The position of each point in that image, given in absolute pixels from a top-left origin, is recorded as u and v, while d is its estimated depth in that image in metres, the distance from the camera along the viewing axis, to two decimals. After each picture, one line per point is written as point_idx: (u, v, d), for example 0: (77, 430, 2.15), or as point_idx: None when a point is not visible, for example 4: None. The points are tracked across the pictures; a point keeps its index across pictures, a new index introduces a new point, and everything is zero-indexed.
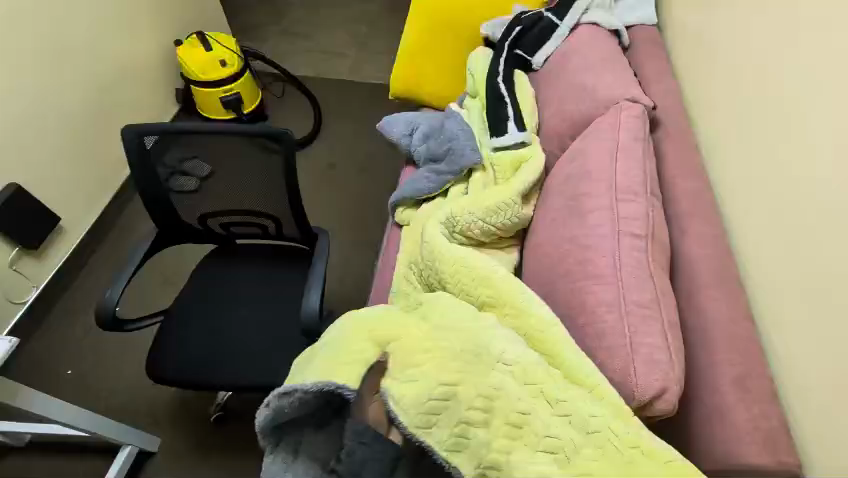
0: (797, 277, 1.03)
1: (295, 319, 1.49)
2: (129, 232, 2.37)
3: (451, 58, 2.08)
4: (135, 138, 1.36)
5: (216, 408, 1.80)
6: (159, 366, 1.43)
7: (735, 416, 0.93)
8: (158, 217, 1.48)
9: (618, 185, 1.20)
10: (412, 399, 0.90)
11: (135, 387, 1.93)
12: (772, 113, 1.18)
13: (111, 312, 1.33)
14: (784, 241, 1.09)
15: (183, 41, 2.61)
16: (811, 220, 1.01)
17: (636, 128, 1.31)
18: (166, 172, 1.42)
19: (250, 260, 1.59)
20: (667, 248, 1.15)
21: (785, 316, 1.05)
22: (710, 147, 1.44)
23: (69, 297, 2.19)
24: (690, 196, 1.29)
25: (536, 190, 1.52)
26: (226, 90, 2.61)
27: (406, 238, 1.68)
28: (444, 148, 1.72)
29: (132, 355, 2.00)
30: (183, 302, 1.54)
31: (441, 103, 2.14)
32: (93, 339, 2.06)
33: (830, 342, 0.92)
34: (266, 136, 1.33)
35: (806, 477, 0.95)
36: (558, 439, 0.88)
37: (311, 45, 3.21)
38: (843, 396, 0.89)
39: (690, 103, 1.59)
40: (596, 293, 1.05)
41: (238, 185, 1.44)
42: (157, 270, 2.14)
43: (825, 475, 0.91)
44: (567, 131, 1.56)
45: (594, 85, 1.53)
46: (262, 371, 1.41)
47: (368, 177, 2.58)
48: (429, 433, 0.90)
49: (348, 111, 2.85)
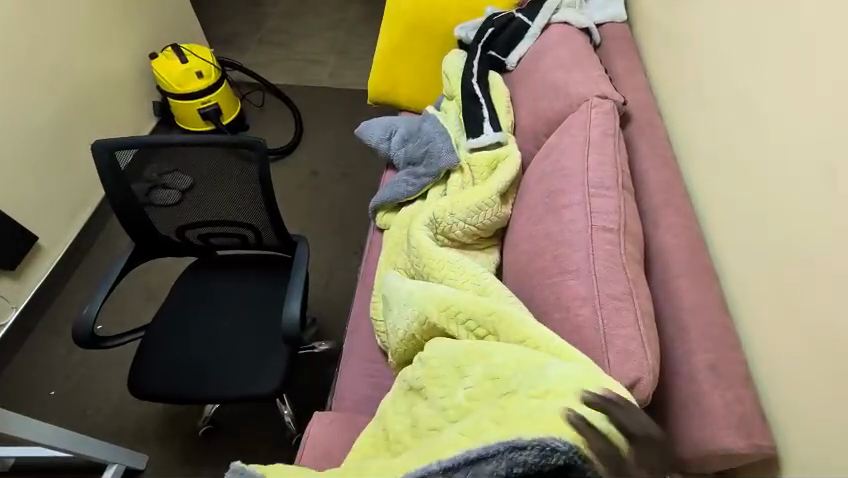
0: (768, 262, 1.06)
1: (279, 328, 1.49)
2: (111, 249, 2.34)
3: (426, 61, 2.10)
4: (106, 152, 1.35)
5: (204, 421, 1.78)
6: (142, 382, 1.41)
7: (710, 402, 0.95)
8: (135, 232, 1.47)
9: (590, 179, 1.22)
10: None
11: (121, 405, 1.90)
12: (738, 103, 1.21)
13: (89, 330, 1.30)
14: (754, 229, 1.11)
15: (159, 54, 2.60)
16: (779, 208, 1.04)
17: (606, 124, 1.33)
18: (141, 187, 1.41)
19: (230, 271, 1.58)
20: (640, 240, 1.17)
21: (758, 302, 1.07)
22: (682, 139, 1.47)
23: (51, 316, 2.15)
24: (663, 188, 1.32)
25: (513, 188, 1.53)
26: (204, 101, 2.61)
27: (387, 241, 1.68)
28: (422, 151, 1.73)
29: (117, 373, 1.98)
30: (165, 315, 1.53)
31: (419, 107, 2.16)
32: (76, 358, 2.03)
33: (800, 324, 0.94)
34: (239, 145, 1.33)
35: (782, 458, 0.98)
36: None
37: (289, 53, 3.22)
38: (812, 376, 0.91)
39: (661, 97, 1.62)
40: (571, 288, 1.07)
41: (213, 196, 1.43)
42: (142, 284, 2.12)
43: (799, 455, 0.93)
44: (541, 129, 1.59)
45: (566, 83, 1.55)
46: (248, 382, 1.40)
47: (351, 183, 2.59)
48: None
49: (328, 118, 2.85)
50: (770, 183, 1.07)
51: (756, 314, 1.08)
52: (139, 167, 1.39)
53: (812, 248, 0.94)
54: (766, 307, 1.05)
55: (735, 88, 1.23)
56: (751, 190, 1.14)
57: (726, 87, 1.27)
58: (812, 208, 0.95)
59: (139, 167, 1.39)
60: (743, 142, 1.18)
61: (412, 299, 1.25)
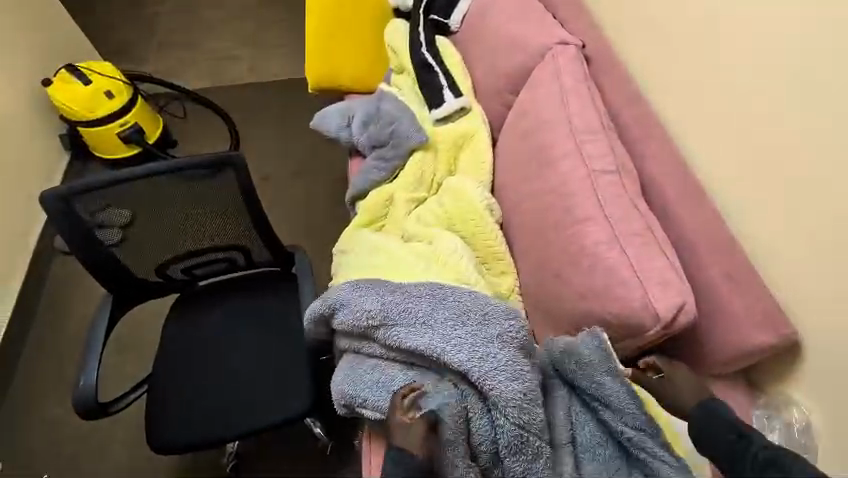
0: (746, 163, 1.09)
1: (293, 343, 1.43)
2: (61, 309, 2.07)
3: (362, 38, 1.95)
4: (60, 202, 1.20)
5: (230, 457, 1.69)
6: (163, 436, 1.33)
7: (735, 308, 1.05)
8: (111, 282, 1.35)
9: (578, 127, 1.25)
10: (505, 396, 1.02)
11: (131, 468, 1.75)
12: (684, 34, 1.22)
13: (94, 397, 1.23)
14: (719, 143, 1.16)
15: (53, 79, 2.27)
16: (735, 112, 1.11)
17: (577, 71, 1.34)
18: (105, 233, 1.28)
19: (223, 298, 1.48)
20: (634, 175, 1.21)
21: (740, 203, 1.13)
22: (629, 62, 1.45)
23: (15, 396, 1.91)
24: (639, 114, 1.31)
25: (487, 158, 1.52)
26: (121, 123, 2.32)
27: (354, 226, 1.52)
28: (387, 133, 1.60)
29: (112, 437, 1.80)
30: (164, 364, 1.41)
31: (368, 88, 1.98)
32: (61, 433, 1.82)
33: (798, 210, 0.99)
34: (211, 165, 1.23)
35: (804, 354, 1.04)
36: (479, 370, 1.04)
37: (198, 52, 2.90)
38: (824, 272, 0.96)
39: (606, 27, 1.55)
40: (591, 234, 1.11)
41: (190, 225, 1.32)
42: (117, 341, 1.90)
43: (820, 344, 1.00)
44: (505, 84, 1.54)
45: (521, 35, 1.52)
46: (279, 406, 1.35)
47: (309, 179, 2.45)
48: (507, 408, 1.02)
49: (263, 116, 2.64)
50: (735, 91, 1.10)
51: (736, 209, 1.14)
52: (97, 211, 1.24)
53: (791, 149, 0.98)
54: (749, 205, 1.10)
55: (674, 9, 1.25)
56: (712, 99, 1.16)
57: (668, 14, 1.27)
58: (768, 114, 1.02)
59: (97, 211, 1.24)
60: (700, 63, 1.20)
61: (359, 272, 1.32)
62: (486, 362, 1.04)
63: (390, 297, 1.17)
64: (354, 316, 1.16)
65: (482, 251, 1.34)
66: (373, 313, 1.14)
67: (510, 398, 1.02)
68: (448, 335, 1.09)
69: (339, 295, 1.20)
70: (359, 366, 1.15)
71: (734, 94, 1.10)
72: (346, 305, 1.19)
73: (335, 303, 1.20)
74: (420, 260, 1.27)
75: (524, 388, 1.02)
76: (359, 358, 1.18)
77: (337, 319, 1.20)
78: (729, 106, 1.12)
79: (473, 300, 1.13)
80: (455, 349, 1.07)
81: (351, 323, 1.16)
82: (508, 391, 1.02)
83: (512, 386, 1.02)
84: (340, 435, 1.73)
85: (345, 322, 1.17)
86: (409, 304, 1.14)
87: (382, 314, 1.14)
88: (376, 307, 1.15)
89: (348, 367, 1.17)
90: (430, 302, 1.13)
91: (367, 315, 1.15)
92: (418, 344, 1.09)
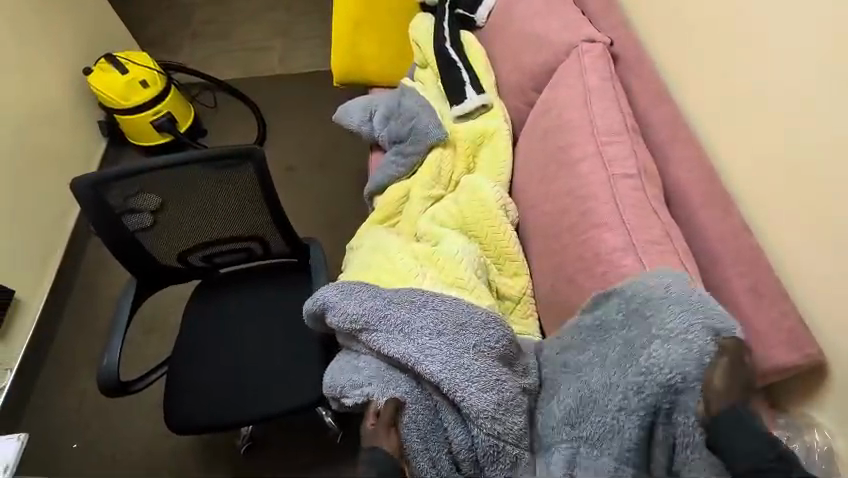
0: (777, 172, 1.03)
1: (307, 334, 1.46)
2: (95, 288, 2.18)
3: (388, 32, 1.95)
4: (89, 188, 1.25)
5: (244, 439, 1.75)
6: (178, 417, 1.38)
7: (757, 324, 1.00)
8: (136, 266, 1.40)
9: (599, 128, 1.21)
10: (477, 408, 1.01)
11: (152, 443, 1.84)
12: (717, 34, 1.17)
13: (115, 376, 1.29)
14: (750, 149, 1.10)
15: (93, 67, 2.37)
16: (767, 117, 1.05)
17: (602, 69, 1.30)
18: (131, 219, 1.33)
19: (242, 287, 1.52)
20: (657, 180, 1.17)
21: (769, 213, 1.07)
22: (659, 62, 1.39)
23: (50, 367, 2.03)
24: (666, 117, 1.26)
25: (507, 157, 1.49)
26: (154, 112, 2.39)
27: (370, 221, 1.55)
28: (407, 128, 1.59)
29: (137, 411, 1.89)
30: (183, 348, 1.47)
31: (392, 82, 1.97)
32: (89, 406, 1.93)
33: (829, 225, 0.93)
34: (231, 156, 1.25)
35: (831, 376, 0.98)
36: (450, 381, 1.03)
37: (231, 43, 2.96)
38: None
39: (638, 25, 1.49)
40: (607, 239, 1.08)
41: (210, 214, 1.36)
42: (143, 322, 1.99)
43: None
44: (529, 82, 1.51)
45: (546, 31, 1.48)
46: (289, 395, 1.39)
47: (331, 171, 2.47)
48: (484, 423, 1.01)
49: (289, 107, 2.68)
50: (767, 95, 1.04)
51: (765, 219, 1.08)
52: (123, 197, 1.29)
53: (824, 159, 0.93)
54: (776, 215, 1.05)
55: (707, 6, 1.19)
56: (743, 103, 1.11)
57: (701, 11, 1.21)
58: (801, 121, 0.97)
59: (123, 197, 1.29)
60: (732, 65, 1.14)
61: (359, 272, 1.32)
62: (460, 375, 1.03)
63: (372, 301, 1.15)
64: (339, 318, 1.16)
65: (495, 252, 1.33)
66: (356, 317, 1.13)
67: (488, 415, 1.01)
68: (424, 343, 1.08)
69: (326, 296, 1.19)
70: (344, 363, 1.16)
71: (766, 98, 1.04)
72: (332, 306, 1.17)
73: (323, 303, 1.18)
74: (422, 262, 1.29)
75: (498, 398, 1.01)
76: (345, 357, 1.18)
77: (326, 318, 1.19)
78: (760, 111, 1.06)
79: (454, 307, 1.11)
80: (428, 360, 1.05)
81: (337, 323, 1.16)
82: (486, 406, 1.01)
83: (486, 400, 1.01)
84: (351, 425, 1.77)
85: (333, 323, 1.16)
86: (390, 310, 1.12)
87: (364, 319, 1.13)
88: (360, 314, 1.14)
89: (336, 367, 1.18)
90: (410, 309, 1.12)
91: (350, 318, 1.14)
92: (396, 351, 1.08)
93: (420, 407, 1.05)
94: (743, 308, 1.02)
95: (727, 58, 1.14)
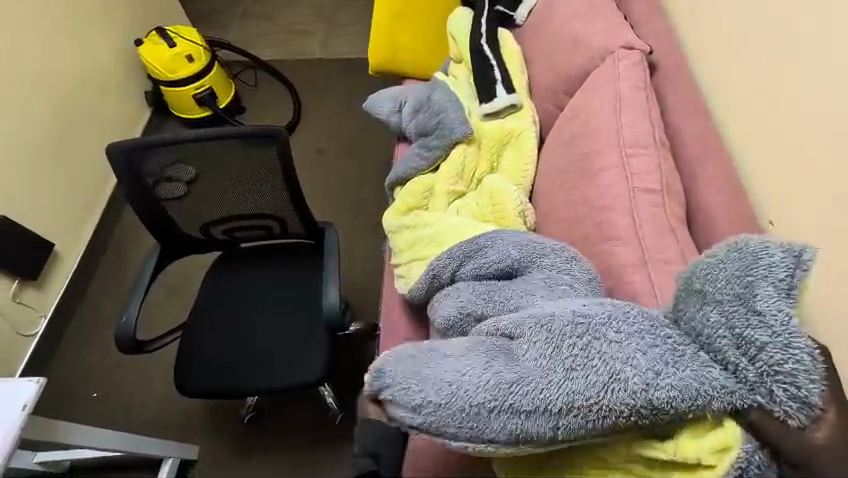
0: (809, 203, 0.98)
1: (314, 315, 1.50)
2: (128, 249, 2.30)
3: (426, 25, 1.94)
4: (122, 153, 1.32)
5: (248, 410, 1.82)
6: (186, 380, 1.44)
7: None
8: (161, 232, 1.47)
9: (626, 139, 1.18)
10: None
11: (165, 401, 1.93)
12: (758, 50, 1.11)
13: (131, 334, 1.37)
14: (783, 176, 1.05)
15: (144, 40, 2.47)
16: (802, 144, 0.99)
17: (636, 77, 1.26)
18: (160, 187, 1.39)
19: (259, 263, 1.58)
20: (680, 198, 1.13)
21: (795, 245, 1.02)
22: (700, 74, 1.33)
23: (79, 320, 2.15)
24: (698, 134, 1.22)
25: (530, 160, 1.48)
26: (196, 86, 2.49)
27: (395, 210, 1.52)
28: (434, 123, 1.58)
29: (155, 370, 2.00)
30: (199, 315, 1.53)
31: (425, 75, 1.97)
32: (112, 359, 2.04)
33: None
34: (256, 134, 1.29)
35: None
36: None
37: (276, 24, 3.03)
38: None
39: (681, 34, 1.43)
40: (619, 254, 1.06)
41: (232, 189, 1.41)
42: (167, 286, 2.09)
43: None
44: (561, 86, 1.48)
45: (583, 34, 1.44)
46: (293, 371, 1.43)
47: (358, 158, 2.50)
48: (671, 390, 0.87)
49: (325, 92, 2.72)
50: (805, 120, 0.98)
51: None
52: (150, 163, 1.34)
53: None
54: None
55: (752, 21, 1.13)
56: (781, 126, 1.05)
57: (746, 25, 1.15)
58: (835, 152, 0.91)
59: (151, 163, 1.35)
60: (770, 84, 1.08)
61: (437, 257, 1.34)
62: None
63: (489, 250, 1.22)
64: (476, 264, 1.22)
65: None
66: (497, 264, 1.18)
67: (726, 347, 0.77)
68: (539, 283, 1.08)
69: (470, 246, 1.25)
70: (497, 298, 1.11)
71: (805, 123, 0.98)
72: (479, 251, 1.23)
73: (468, 251, 1.24)
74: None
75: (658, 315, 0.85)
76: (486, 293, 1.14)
77: (462, 270, 1.24)
78: (798, 134, 1.00)
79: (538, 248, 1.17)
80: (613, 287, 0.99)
81: (471, 273, 1.21)
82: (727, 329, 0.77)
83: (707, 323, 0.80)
84: (351, 407, 1.81)
85: (482, 264, 1.20)
86: (495, 245, 1.21)
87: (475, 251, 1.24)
88: (505, 252, 1.18)
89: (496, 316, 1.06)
90: (522, 250, 1.16)
91: (496, 255, 1.19)
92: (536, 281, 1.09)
93: (645, 324, 0.83)
94: None
95: (768, 77, 1.08)
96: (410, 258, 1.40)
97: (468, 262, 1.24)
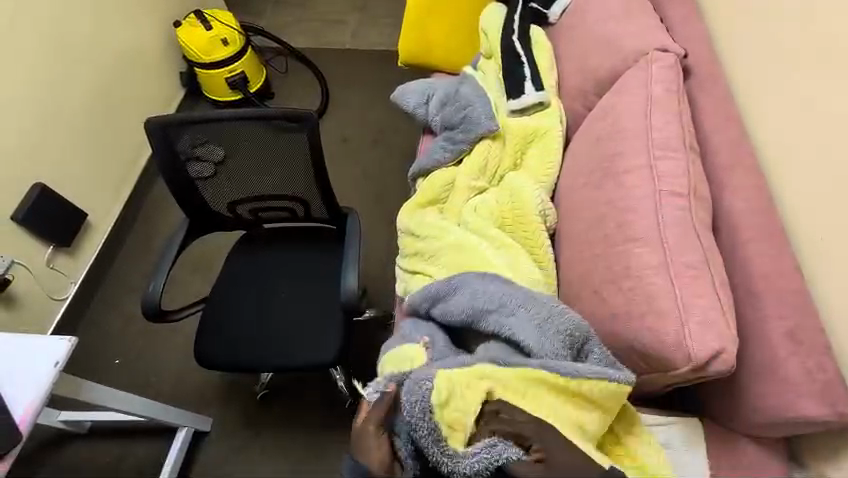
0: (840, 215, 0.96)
1: (332, 298, 1.53)
2: (156, 224, 2.37)
3: (458, 19, 1.94)
4: (160, 130, 1.37)
5: (261, 387, 1.87)
6: (205, 353, 1.48)
7: (788, 371, 0.94)
8: (189, 208, 1.51)
9: (655, 141, 1.17)
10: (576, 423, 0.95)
11: (182, 372, 2.00)
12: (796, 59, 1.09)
13: (155, 303, 1.42)
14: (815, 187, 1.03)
15: (183, 22, 2.53)
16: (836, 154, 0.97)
17: (669, 80, 1.25)
18: (192, 165, 1.43)
19: (281, 245, 1.61)
20: (707, 204, 1.12)
21: (822, 258, 1.00)
22: (735, 80, 1.31)
23: (105, 289, 2.23)
24: (730, 141, 1.20)
25: (554, 159, 1.48)
26: (230, 69, 2.54)
27: (413, 203, 1.54)
28: (460, 116, 1.59)
29: (175, 341, 2.06)
30: (221, 289, 1.58)
31: (455, 68, 1.97)
32: (134, 328, 2.12)
33: None
34: (286, 118, 1.33)
35: None
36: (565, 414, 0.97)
37: (309, 12, 3.06)
38: None
39: (718, 39, 1.40)
40: (640, 256, 1.05)
41: (259, 170, 1.45)
42: (191, 262, 2.15)
43: None
44: (591, 87, 1.48)
45: (617, 35, 1.43)
46: (307, 351, 1.46)
47: (382, 148, 2.53)
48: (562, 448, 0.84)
49: (354, 82, 2.75)
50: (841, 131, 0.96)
51: (819, 264, 1.01)
52: (184, 141, 1.39)
53: None
54: (832, 263, 0.98)
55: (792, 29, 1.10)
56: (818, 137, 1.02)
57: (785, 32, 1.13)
58: None
59: (184, 141, 1.39)
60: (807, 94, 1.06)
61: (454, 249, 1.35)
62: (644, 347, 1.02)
63: (456, 296, 1.22)
64: (445, 307, 1.23)
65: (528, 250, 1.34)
66: (462, 309, 1.19)
67: None
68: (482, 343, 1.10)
69: (440, 287, 1.26)
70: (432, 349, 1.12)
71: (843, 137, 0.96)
72: (446, 295, 1.24)
73: (435, 293, 1.25)
74: (467, 253, 1.33)
75: None
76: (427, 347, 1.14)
77: (433, 312, 1.25)
78: (834, 145, 0.98)
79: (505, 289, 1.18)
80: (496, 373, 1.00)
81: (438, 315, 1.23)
82: None
83: None
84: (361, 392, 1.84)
85: (443, 313, 1.22)
86: (459, 293, 1.22)
87: (441, 293, 1.25)
88: (471, 298, 1.19)
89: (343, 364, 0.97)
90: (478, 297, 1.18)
91: (459, 304, 1.20)
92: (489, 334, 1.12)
93: None
94: (779, 351, 0.96)
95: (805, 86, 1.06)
96: (429, 248, 1.41)
97: (437, 304, 1.26)
